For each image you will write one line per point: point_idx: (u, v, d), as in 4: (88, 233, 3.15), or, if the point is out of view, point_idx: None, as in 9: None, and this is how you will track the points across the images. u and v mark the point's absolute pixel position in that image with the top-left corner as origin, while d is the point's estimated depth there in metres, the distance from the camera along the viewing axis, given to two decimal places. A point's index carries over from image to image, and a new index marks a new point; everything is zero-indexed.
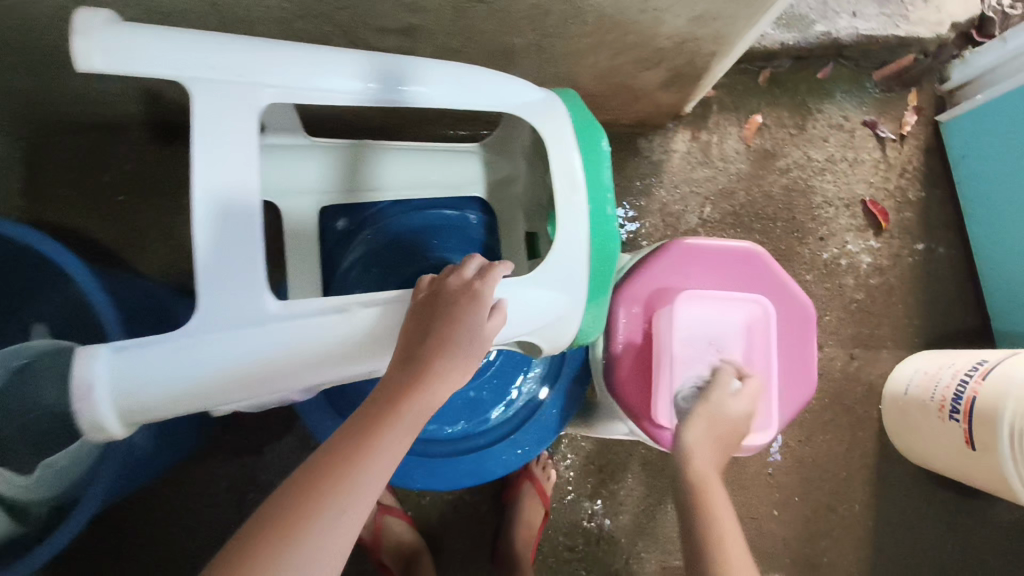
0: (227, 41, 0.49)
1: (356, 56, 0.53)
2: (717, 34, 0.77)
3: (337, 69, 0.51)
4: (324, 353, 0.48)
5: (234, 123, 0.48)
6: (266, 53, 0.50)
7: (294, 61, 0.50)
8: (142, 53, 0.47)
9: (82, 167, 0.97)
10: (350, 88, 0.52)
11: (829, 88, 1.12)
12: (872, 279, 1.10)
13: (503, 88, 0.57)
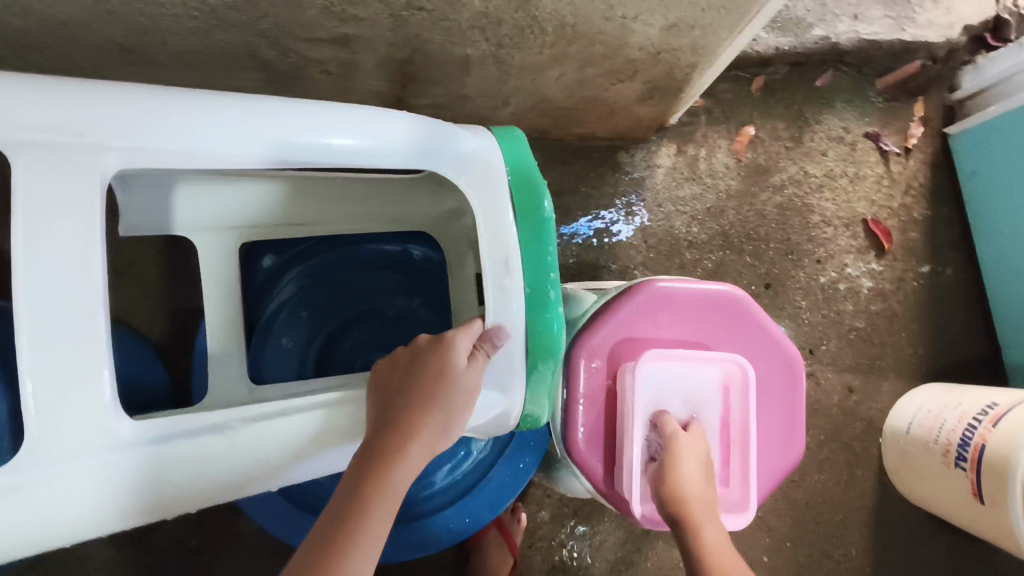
0: (62, 94, 0.40)
1: (230, 108, 0.45)
2: (697, 44, 0.68)
3: (205, 130, 0.44)
4: (193, 483, 0.43)
5: (69, 198, 0.40)
6: (109, 106, 0.41)
7: (148, 114, 0.42)
8: None
9: None
10: (223, 148, 0.44)
11: (828, 97, 1.02)
12: (872, 305, 1.01)
13: (418, 137, 0.49)
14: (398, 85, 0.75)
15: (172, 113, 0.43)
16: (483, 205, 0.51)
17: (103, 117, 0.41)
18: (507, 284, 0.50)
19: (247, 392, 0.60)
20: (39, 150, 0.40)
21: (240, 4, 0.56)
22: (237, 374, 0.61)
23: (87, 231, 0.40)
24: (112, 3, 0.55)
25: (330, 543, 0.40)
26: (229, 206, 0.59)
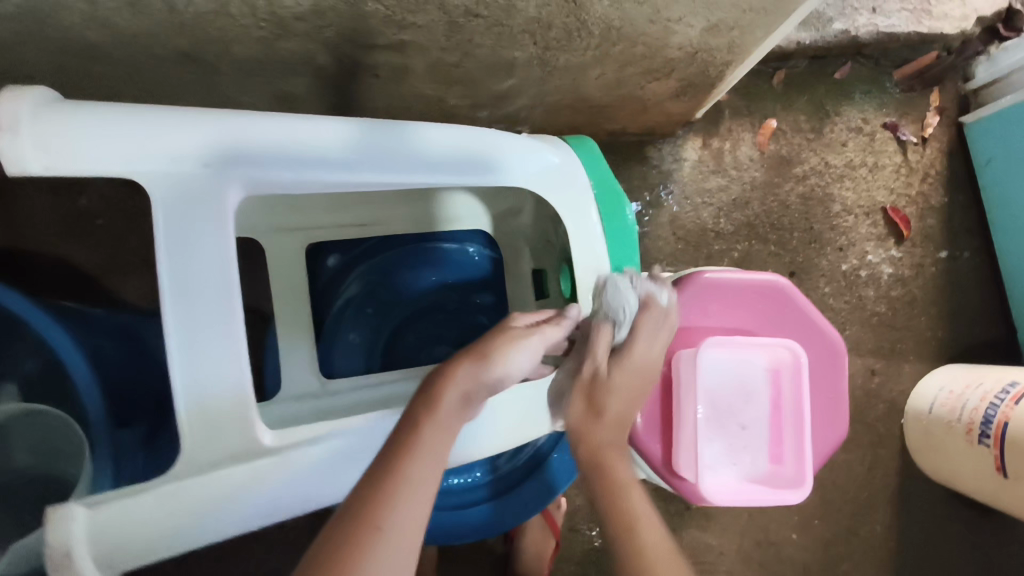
0: (186, 123, 0.44)
1: (331, 129, 0.49)
2: (735, 43, 0.71)
3: (311, 153, 0.48)
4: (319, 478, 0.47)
5: (202, 221, 0.45)
6: (228, 134, 0.46)
7: (263, 141, 0.47)
8: (88, 140, 0.42)
9: (59, 191, 0.91)
10: (326, 171, 0.49)
11: (847, 90, 1.06)
12: (893, 290, 1.05)
13: (503, 155, 0.54)
14: (444, 85, 0.78)
15: (282, 138, 0.47)
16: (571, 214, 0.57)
17: (225, 143, 0.46)
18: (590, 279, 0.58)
19: (318, 385, 0.66)
20: (173, 177, 0.44)
21: (307, 15, 0.59)
22: (308, 371, 0.66)
23: (222, 248, 0.45)
24: (185, 17, 0.58)
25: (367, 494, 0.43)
26: (312, 205, 0.65)
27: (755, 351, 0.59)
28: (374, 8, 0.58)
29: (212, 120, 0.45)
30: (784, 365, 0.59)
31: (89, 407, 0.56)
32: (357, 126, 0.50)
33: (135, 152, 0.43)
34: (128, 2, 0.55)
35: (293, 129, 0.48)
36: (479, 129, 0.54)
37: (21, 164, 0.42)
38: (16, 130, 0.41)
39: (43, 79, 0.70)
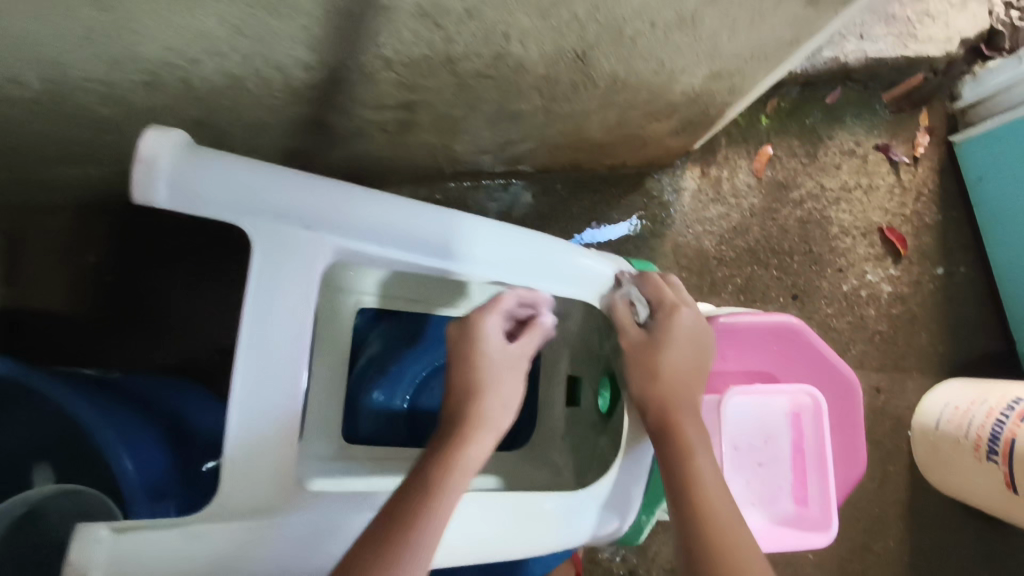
0: (301, 189, 0.46)
1: (427, 219, 0.50)
2: (735, 86, 0.73)
3: (402, 235, 0.49)
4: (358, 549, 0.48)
5: (291, 289, 0.47)
6: (335, 207, 0.47)
7: (361, 217, 0.48)
8: (218, 183, 0.44)
9: (62, 248, 0.92)
10: (412, 253, 0.50)
11: (838, 114, 1.08)
12: (893, 308, 1.07)
13: (580, 263, 0.57)
14: (450, 135, 0.79)
15: (376, 216, 0.48)
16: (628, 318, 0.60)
17: (327, 213, 0.47)
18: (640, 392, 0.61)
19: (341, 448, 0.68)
20: (278, 237, 0.46)
21: (320, 84, 0.60)
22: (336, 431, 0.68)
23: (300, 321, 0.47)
24: (200, 91, 0.59)
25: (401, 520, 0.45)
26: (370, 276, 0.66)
27: (774, 397, 0.61)
28: (387, 75, 0.59)
29: (321, 187, 0.47)
30: (804, 410, 0.60)
31: (127, 484, 0.56)
32: (453, 220, 0.51)
33: (249, 204, 0.45)
34: (144, 81, 0.56)
35: (390, 208, 0.49)
36: (553, 237, 0.56)
37: (142, 195, 0.43)
38: (151, 163, 0.42)
39: (46, 148, 0.70)
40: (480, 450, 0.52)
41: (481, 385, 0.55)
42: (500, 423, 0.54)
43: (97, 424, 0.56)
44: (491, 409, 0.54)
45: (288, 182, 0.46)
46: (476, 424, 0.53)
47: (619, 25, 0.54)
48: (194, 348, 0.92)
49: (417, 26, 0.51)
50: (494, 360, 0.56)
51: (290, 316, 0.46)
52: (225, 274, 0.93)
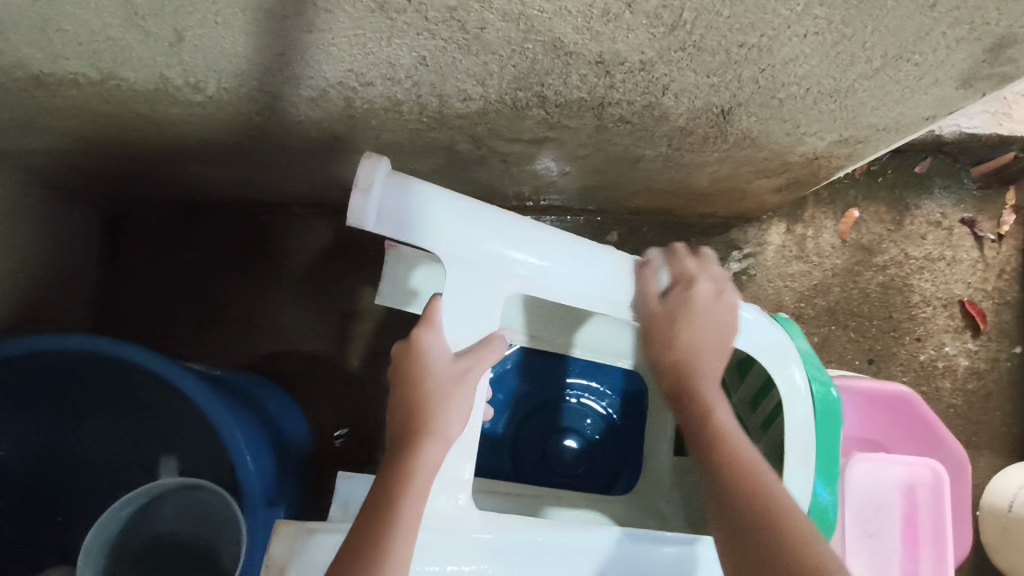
0: (489, 222, 0.50)
1: (593, 253, 0.54)
2: (855, 152, 0.74)
3: (572, 274, 0.53)
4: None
5: (480, 306, 0.51)
6: (519, 239, 0.51)
7: (537, 254, 0.51)
8: (421, 210, 0.48)
9: (168, 239, 0.98)
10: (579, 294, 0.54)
11: (927, 183, 1.09)
12: (969, 383, 1.06)
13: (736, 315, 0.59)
14: (563, 171, 0.81)
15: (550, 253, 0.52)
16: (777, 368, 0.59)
17: (515, 252, 0.51)
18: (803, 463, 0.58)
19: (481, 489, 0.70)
20: (470, 270, 0.50)
21: (469, 114, 0.62)
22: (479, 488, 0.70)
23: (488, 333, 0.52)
24: (356, 111, 0.61)
25: (381, 515, 0.45)
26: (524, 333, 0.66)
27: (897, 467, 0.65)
28: (536, 112, 0.61)
29: (504, 219, 0.51)
30: (922, 480, 0.65)
31: (247, 481, 0.57)
32: (606, 254, 0.55)
33: (446, 233, 0.49)
34: (310, 98, 0.58)
35: (566, 246, 0.53)
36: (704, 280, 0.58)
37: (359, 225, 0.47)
38: (368, 192, 0.46)
39: (183, 146, 0.73)
40: (429, 467, 0.47)
41: (421, 399, 0.48)
42: (447, 430, 0.48)
43: (223, 417, 0.58)
44: (438, 417, 0.48)
45: (477, 216, 0.50)
46: (417, 437, 0.47)
47: (775, 89, 0.56)
48: (282, 349, 0.98)
49: (588, 73, 0.53)
50: (428, 373, 0.48)
51: (479, 328, 0.51)
52: (320, 282, 0.99)
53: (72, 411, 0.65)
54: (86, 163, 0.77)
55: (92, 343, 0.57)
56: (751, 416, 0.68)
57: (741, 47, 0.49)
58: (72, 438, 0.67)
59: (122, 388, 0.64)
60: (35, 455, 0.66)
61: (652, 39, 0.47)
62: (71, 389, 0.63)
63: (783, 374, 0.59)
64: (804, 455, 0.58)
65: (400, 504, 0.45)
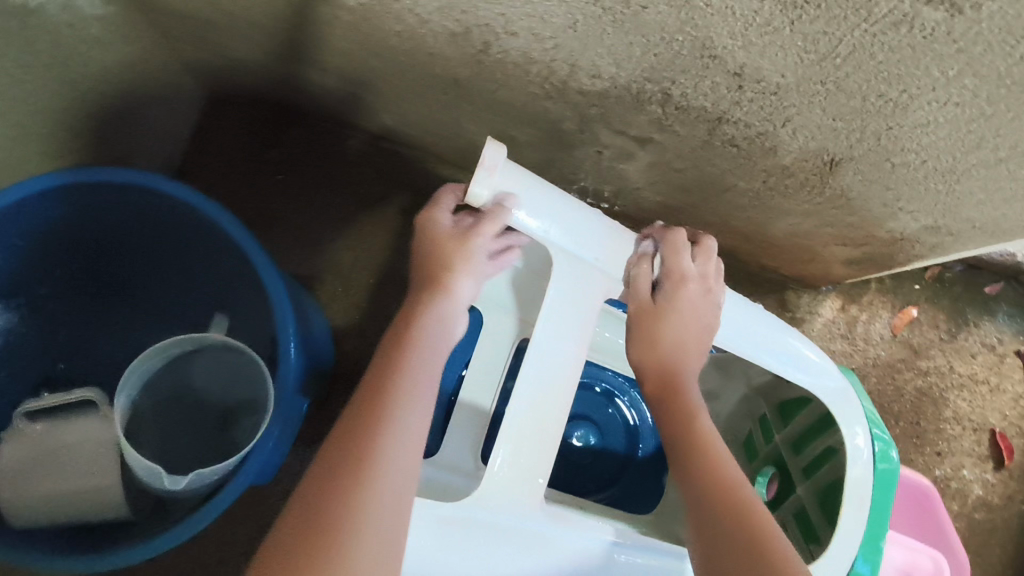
0: (591, 221, 0.55)
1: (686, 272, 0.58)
2: (942, 245, 0.74)
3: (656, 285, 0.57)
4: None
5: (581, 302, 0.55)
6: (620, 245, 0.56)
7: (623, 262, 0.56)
8: (532, 199, 0.52)
9: (255, 135, 1.01)
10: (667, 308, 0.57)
11: (991, 306, 1.08)
12: (977, 513, 1.04)
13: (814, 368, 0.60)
14: (652, 180, 0.83)
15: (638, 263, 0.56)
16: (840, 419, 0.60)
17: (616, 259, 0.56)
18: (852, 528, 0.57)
19: (473, 468, 0.67)
20: (574, 269, 0.55)
21: (591, 93, 0.64)
22: (467, 448, 0.69)
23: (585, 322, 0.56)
24: (487, 57, 0.63)
25: (379, 396, 0.51)
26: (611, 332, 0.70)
27: (905, 551, 0.73)
28: (654, 109, 0.62)
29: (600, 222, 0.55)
30: (921, 567, 0.73)
31: (286, 366, 0.60)
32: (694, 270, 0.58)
33: (552, 227, 0.53)
34: (451, 32, 0.60)
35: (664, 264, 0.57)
36: (771, 314, 0.61)
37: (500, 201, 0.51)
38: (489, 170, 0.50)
39: (309, 47, 0.76)
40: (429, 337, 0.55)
41: (437, 265, 0.56)
42: (455, 287, 0.56)
43: (280, 300, 0.61)
44: (447, 276, 0.55)
45: (582, 216, 0.55)
46: (429, 297, 0.55)
47: (892, 151, 0.57)
48: (327, 269, 1.00)
49: (721, 82, 0.54)
50: (434, 242, 0.56)
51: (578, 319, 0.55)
52: (385, 219, 1.02)
53: (148, 248, 0.71)
54: (213, 40, 0.81)
55: (188, 193, 0.60)
56: (791, 457, 0.67)
57: (879, 97, 0.50)
58: (142, 272, 0.73)
59: (199, 247, 0.68)
60: (101, 277, 0.72)
61: (800, 64, 0.48)
62: (151, 229, 0.67)
63: (849, 429, 0.60)
64: (857, 521, 0.58)
65: (411, 368, 0.53)
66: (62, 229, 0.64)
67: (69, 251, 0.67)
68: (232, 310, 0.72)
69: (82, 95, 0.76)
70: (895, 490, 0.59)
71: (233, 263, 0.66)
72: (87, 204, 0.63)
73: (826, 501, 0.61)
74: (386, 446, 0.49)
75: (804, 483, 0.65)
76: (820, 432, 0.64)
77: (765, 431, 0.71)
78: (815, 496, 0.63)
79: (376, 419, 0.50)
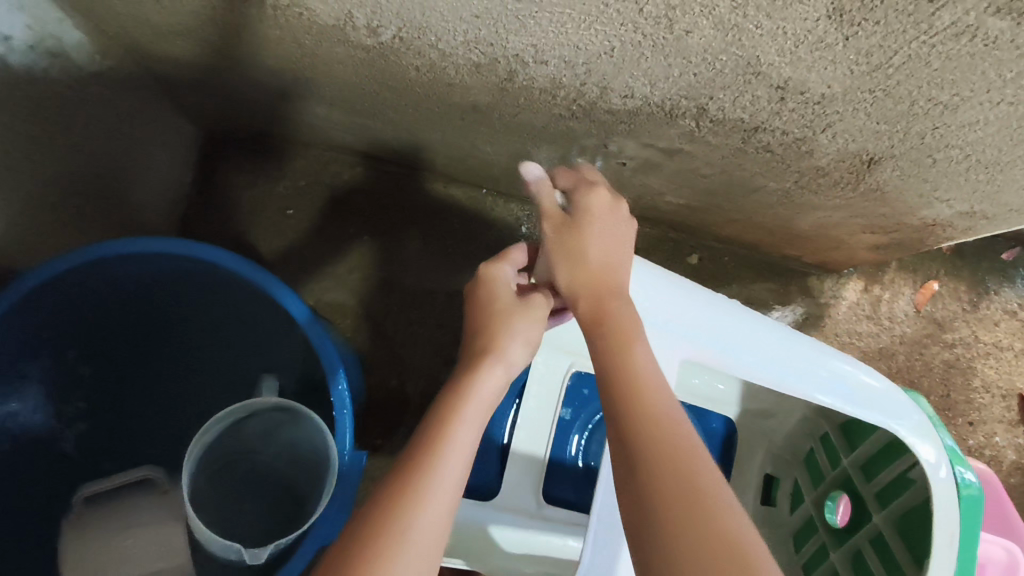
0: (658, 284, 0.58)
1: (756, 323, 0.59)
2: (975, 228, 0.74)
3: (733, 339, 0.58)
4: None
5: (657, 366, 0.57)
6: (687, 303, 0.59)
7: (696, 320, 0.58)
8: None
9: (259, 171, 0.99)
10: (742, 360, 0.58)
11: (1010, 272, 1.09)
12: (1013, 478, 1.05)
13: (887, 398, 0.60)
14: (676, 186, 0.82)
15: (711, 320, 0.59)
16: (914, 441, 0.60)
17: (681, 317, 0.58)
18: (944, 556, 0.57)
19: (535, 507, 0.71)
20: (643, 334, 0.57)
21: (620, 112, 0.62)
22: (529, 492, 0.72)
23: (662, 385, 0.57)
24: (511, 85, 0.62)
25: (439, 429, 0.48)
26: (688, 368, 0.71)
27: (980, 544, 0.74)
28: (687, 123, 0.61)
29: (669, 285, 0.59)
30: (995, 558, 0.74)
31: (342, 423, 0.59)
32: (758, 320, 0.60)
33: None
34: (475, 64, 0.59)
35: (730, 318, 0.59)
36: (823, 343, 0.61)
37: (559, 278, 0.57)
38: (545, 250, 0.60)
39: (316, 83, 0.74)
40: (484, 387, 0.51)
41: (494, 322, 0.55)
42: (509, 352, 0.53)
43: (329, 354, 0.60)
44: (504, 340, 0.53)
45: (648, 280, 0.58)
46: (481, 358, 0.53)
47: (935, 148, 0.56)
48: (348, 301, 0.98)
49: (761, 96, 0.53)
50: (494, 300, 0.56)
51: None
52: (401, 245, 1.01)
53: (178, 305, 0.69)
54: (214, 83, 0.79)
55: (222, 255, 0.59)
56: (863, 484, 0.67)
57: (929, 101, 0.49)
58: (172, 331, 0.71)
59: (232, 302, 0.66)
60: (132, 339, 0.70)
61: (849, 75, 0.47)
62: (179, 288, 0.66)
63: (918, 444, 0.60)
64: (949, 547, 0.57)
65: (455, 424, 0.48)
66: (93, 300, 0.63)
67: (99, 320, 0.66)
68: (270, 362, 0.70)
69: (88, 156, 0.73)
70: (982, 514, 0.58)
71: (269, 317, 0.65)
72: (116, 275, 0.61)
73: (908, 528, 0.61)
74: (416, 504, 0.43)
75: (881, 511, 0.64)
76: (892, 458, 0.65)
77: (830, 455, 0.72)
78: (896, 523, 0.63)
79: (409, 476, 0.44)
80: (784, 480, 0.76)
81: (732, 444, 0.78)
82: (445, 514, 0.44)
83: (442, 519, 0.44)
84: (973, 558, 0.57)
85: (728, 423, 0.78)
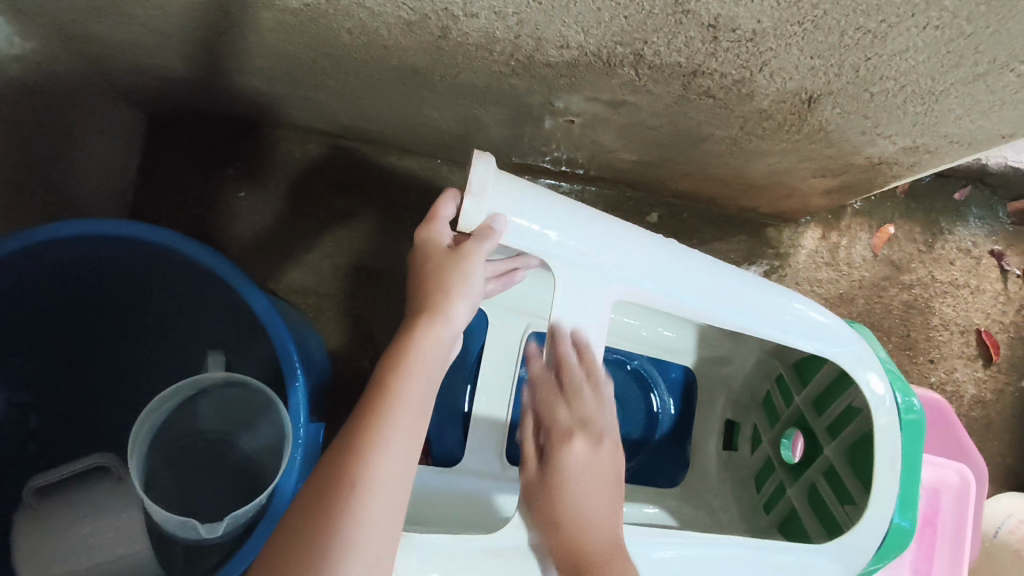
0: (596, 225, 0.55)
1: (695, 261, 0.58)
2: (919, 163, 0.75)
3: (678, 282, 0.57)
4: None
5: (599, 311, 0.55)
6: (625, 242, 0.56)
7: (636, 261, 0.56)
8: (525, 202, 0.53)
9: (205, 154, 0.97)
10: (683, 299, 0.57)
11: (963, 211, 1.11)
12: (972, 411, 1.08)
13: (831, 332, 0.61)
14: (626, 141, 0.81)
15: (653, 261, 0.56)
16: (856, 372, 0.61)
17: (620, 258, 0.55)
18: (887, 484, 0.59)
19: (499, 469, 0.72)
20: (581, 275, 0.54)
21: (559, 64, 0.62)
22: (493, 453, 0.73)
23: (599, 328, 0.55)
24: (446, 43, 0.60)
25: (378, 395, 0.47)
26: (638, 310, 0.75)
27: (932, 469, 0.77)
28: (626, 71, 0.61)
29: (606, 226, 0.55)
30: (948, 483, 0.77)
31: (294, 395, 0.58)
32: (698, 258, 0.58)
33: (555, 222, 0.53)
34: (406, 22, 0.58)
35: (670, 258, 0.57)
36: (770, 282, 0.61)
37: (491, 222, 0.52)
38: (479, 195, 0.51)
39: (252, 55, 0.72)
40: (425, 345, 0.50)
41: (433, 280, 0.52)
42: (449, 308, 0.51)
43: (274, 326, 0.59)
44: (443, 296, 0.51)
45: (586, 221, 0.55)
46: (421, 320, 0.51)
47: (871, 81, 0.56)
48: (306, 280, 0.97)
49: (695, 37, 0.53)
50: (432, 258, 0.52)
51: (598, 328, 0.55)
52: (357, 220, 0.99)
53: (119, 290, 0.67)
54: (148, 63, 0.76)
55: (152, 232, 0.57)
56: (815, 417, 0.69)
57: (858, 31, 0.49)
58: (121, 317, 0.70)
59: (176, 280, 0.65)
60: (75, 329, 0.69)
61: (776, 7, 0.47)
62: (119, 270, 0.64)
63: (867, 377, 0.61)
64: (892, 474, 0.59)
65: (396, 396, 0.47)
66: (29, 290, 0.61)
67: (39, 310, 0.64)
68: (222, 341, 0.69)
69: (21, 143, 0.71)
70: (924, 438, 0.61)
71: (215, 294, 0.64)
72: (52, 263, 0.60)
73: (856, 457, 0.63)
74: (358, 485, 0.43)
75: (832, 443, 0.66)
76: (840, 390, 0.66)
77: (785, 393, 0.73)
78: (847, 452, 0.64)
79: (350, 451, 0.44)
80: (744, 423, 0.78)
81: (692, 394, 0.81)
82: (394, 483, 0.45)
83: (394, 486, 0.44)
84: (913, 481, 0.60)
85: (688, 371, 0.81)
